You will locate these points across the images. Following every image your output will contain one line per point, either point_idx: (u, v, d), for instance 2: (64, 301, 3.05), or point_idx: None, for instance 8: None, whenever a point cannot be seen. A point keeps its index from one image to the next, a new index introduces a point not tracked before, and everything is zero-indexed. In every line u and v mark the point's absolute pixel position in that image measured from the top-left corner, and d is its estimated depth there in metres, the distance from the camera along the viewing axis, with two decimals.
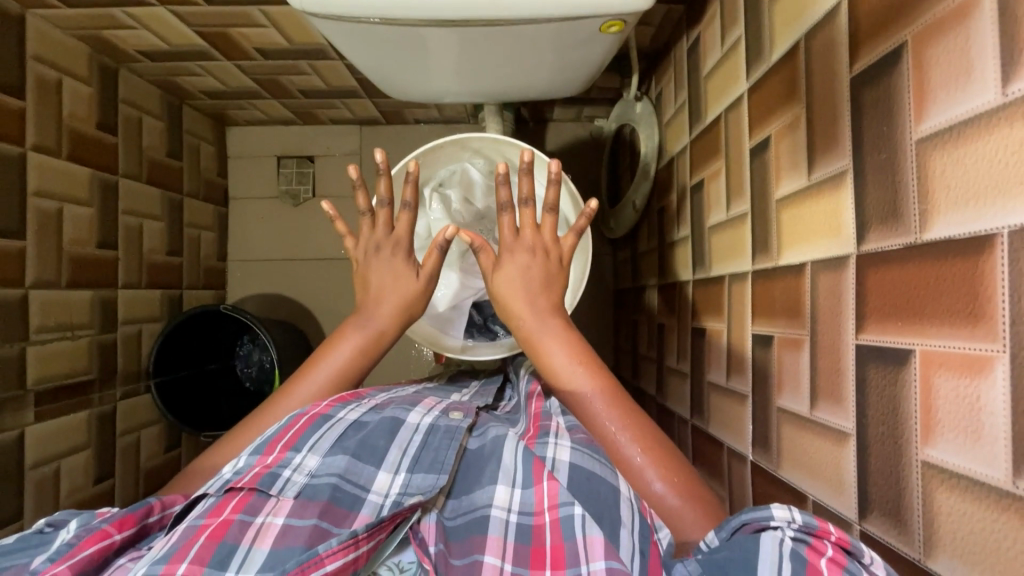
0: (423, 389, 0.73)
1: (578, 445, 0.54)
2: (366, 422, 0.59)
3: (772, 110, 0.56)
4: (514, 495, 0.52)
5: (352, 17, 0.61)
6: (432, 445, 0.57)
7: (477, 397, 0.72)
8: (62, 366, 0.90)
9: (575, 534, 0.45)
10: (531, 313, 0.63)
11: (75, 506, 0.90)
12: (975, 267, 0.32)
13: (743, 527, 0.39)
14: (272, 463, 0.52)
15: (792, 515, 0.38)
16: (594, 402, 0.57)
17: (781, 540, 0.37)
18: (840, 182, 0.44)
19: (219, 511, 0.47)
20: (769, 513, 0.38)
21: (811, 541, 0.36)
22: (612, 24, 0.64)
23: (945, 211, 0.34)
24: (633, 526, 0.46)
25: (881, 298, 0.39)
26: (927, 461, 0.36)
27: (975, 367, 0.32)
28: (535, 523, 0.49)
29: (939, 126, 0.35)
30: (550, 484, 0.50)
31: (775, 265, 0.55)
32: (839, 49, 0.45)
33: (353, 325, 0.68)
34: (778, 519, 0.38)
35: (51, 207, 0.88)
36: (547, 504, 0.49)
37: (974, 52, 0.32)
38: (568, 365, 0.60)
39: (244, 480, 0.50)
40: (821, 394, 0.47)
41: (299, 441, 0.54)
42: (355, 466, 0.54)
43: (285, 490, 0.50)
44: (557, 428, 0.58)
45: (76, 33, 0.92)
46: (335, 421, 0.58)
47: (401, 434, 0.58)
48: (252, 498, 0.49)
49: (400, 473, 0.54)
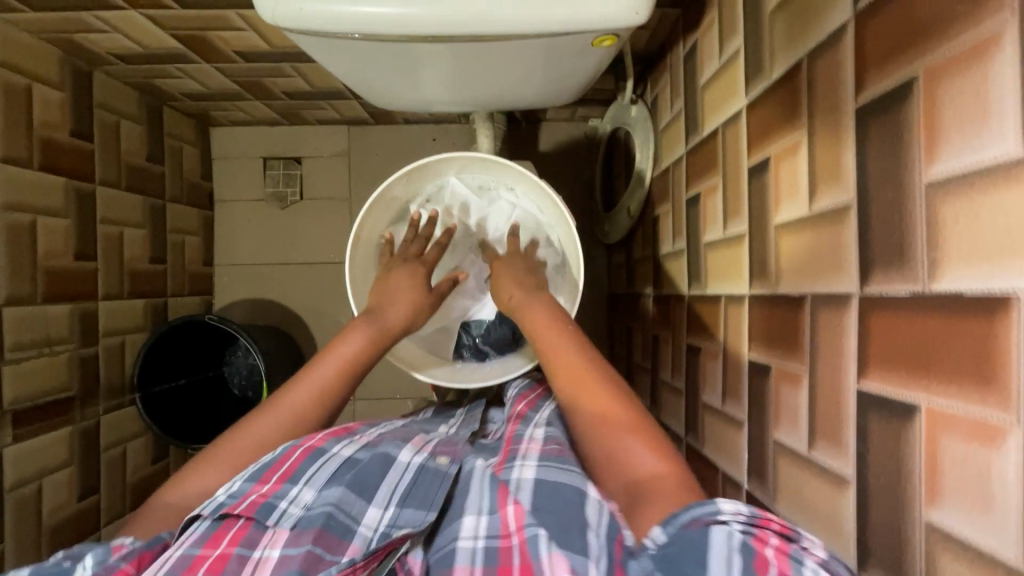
0: (410, 422, 0.72)
1: (543, 461, 0.54)
2: (361, 459, 0.57)
3: (773, 131, 0.53)
4: (481, 522, 0.50)
5: (331, 32, 0.58)
6: (422, 483, 0.55)
7: (463, 428, 0.71)
8: (42, 383, 0.87)
9: (540, 555, 0.43)
10: (520, 292, 0.70)
11: (60, 525, 0.88)
12: (988, 328, 0.30)
13: (687, 522, 0.39)
14: (269, 492, 0.52)
15: (738, 507, 0.39)
16: (570, 364, 0.59)
17: (730, 533, 0.37)
18: (842, 216, 0.42)
19: (215, 542, 0.48)
20: (716, 508, 0.39)
21: (756, 531, 0.38)
22: (605, 38, 0.61)
23: (956, 263, 0.32)
24: (600, 526, 0.45)
25: (886, 348, 0.38)
26: (930, 524, 0.34)
27: (987, 436, 0.30)
28: (502, 546, 0.48)
29: (950, 173, 0.33)
30: (516, 508, 0.48)
31: (773, 292, 0.53)
32: (844, 76, 0.42)
33: (359, 326, 0.66)
34: (726, 513, 0.39)
35: (24, 219, 0.85)
36: (514, 528, 0.47)
37: (992, 99, 0.30)
38: (549, 330, 0.63)
39: (240, 508, 0.50)
40: (819, 434, 0.45)
41: (295, 473, 0.53)
42: (349, 496, 0.52)
43: (282, 522, 0.50)
44: (524, 451, 0.57)
45: (44, 36, 0.87)
46: (329, 457, 0.56)
47: (392, 472, 0.55)
48: (250, 530, 0.49)
49: (390, 508, 0.52)
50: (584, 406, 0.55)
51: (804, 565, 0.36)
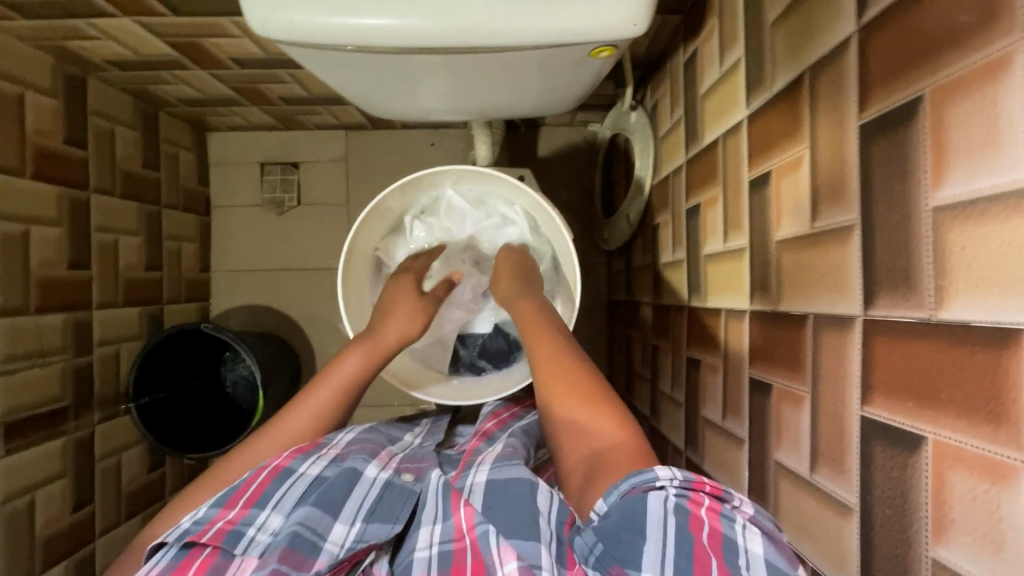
0: (376, 427, 0.71)
1: (495, 467, 0.56)
2: (327, 476, 0.55)
3: (775, 144, 0.52)
4: (435, 530, 0.51)
5: (324, 43, 0.56)
6: (387, 498, 0.54)
7: (428, 438, 0.71)
8: (35, 394, 0.86)
9: (491, 548, 0.45)
10: (509, 287, 0.70)
11: (53, 538, 0.87)
12: (998, 361, 0.29)
13: (628, 490, 0.42)
14: (236, 519, 0.50)
15: (675, 473, 0.42)
16: (546, 350, 0.60)
17: (665, 497, 0.41)
18: (846, 236, 0.41)
19: (182, 573, 0.47)
20: (653, 475, 0.42)
21: (690, 494, 0.42)
22: (603, 48, 0.59)
23: (964, 291, 0.31)
24: (550, 512, 0.49)
25: (890, 375, 0.36)
26: (937, 559, 0.33)
27: (997, 474, 0.29)
28: (455, 547, 0.48)
29: (958, 198, 0.31)
30: (467, 509, 0.50)
31: (775, 310, 0.52)
32: (848, 92, 0.41)
33: (365, 342, 0.66)
34: (663, 479, 0.42)
35: (16, 229, 0.84)
36: (466, 528, 0.49)
37: (1003, 123, 0.29)
38: (533, 319, 0.64)
39: (206, 536, 0.49)
40: (822, 458, 0.44)
41: (262, 497, 0.52)
42: (315, 513, 0.51)
43: (250, 550, 0.49)
44: (479, 461, 0.60)
45: (36, 43, 0.87)
46: (296, 477, 0.54)
47: (358, 488, 0.55)
48: (216, 559, 0.48)
49: (356, 523, 0.51)
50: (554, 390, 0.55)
51: (733, 521, 0.41)
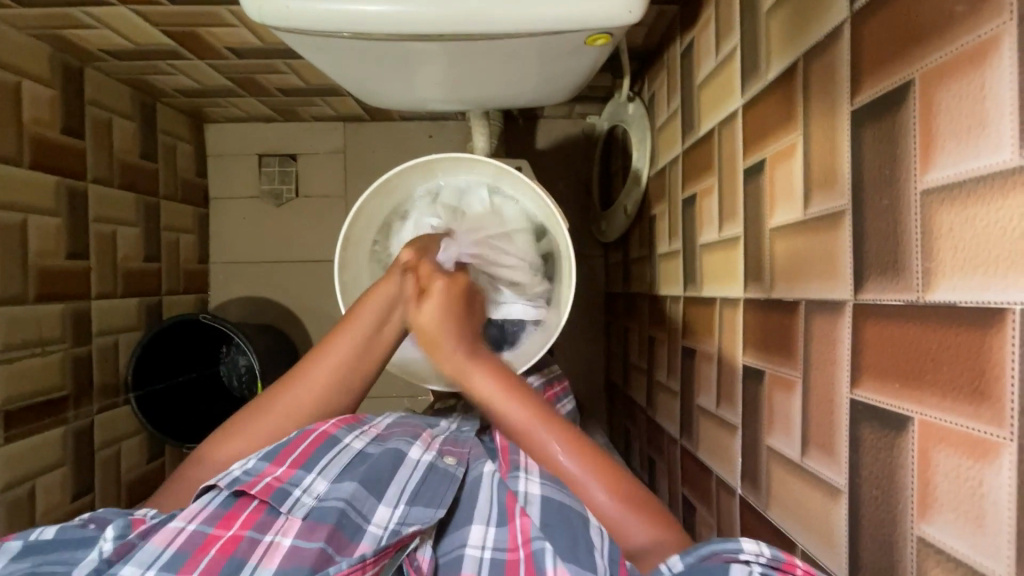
0: (406, 416, 0.72)
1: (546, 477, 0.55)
2: (370, 454, 0.57)
3: (769, 131, 0.52)
4: (488, 533, 0.52)
5: (320, 31, 0.57)
6: (431, 483, 0.55)
7: (466, 424, 0.72)
8: (34, 383, 0.87)
9: (547, 567, 0.46)
10: (457, 345, 0.60)
11: (54, 525, 0.88)
12: (982, 341, 0.29)
13: (707, 556, 0.39)
14: (283, 477, 0.52)
15: (760, 549, 0.38)
16: (529, 426, 0.54)
17: (750, 572, 0.37)
18: (837, 221, 0.41)
19: (229, 523, 0.48)
20: (738, 546, 0.38)
21: (778, 574, 0.37)
22: (599, 37, 0.60)
23: (950, 273, 0.32)
24: (603, 547, 0.47)
25: (879, 357, 0.37)
26: (923, 538, 0.34)
27: (979, 452, 0.30)
28: (507, 558, 0.50)
29: (946, 180, 0.32)
30: (523, 522, 0.51)
31: (768, 297, 0.52)
32: (839, 79, 0.42)
33: (331, 351, 0.61)
34: (746, 552, 0.38)
35: (14, 218, 0.84)
36: (521, 541, 0.50)
37: (989, 105, 0.29)
38: (495, 392, 0.57)
39: (255, 489, 0.50)
40: (812, 442, 0.44)
41: (309, 460, 0.53)
42: (361, 492, 0.52)
43: (295, 510, 0.50)
44: (526, 461, 0.58)
45: (34, 33, 0.87)
46: (342, 448, 0.56)
47: (403, 468, 0.56)
48: (262, 514, 0.49)
49: (400, 506, 0.52)
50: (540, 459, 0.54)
51: None
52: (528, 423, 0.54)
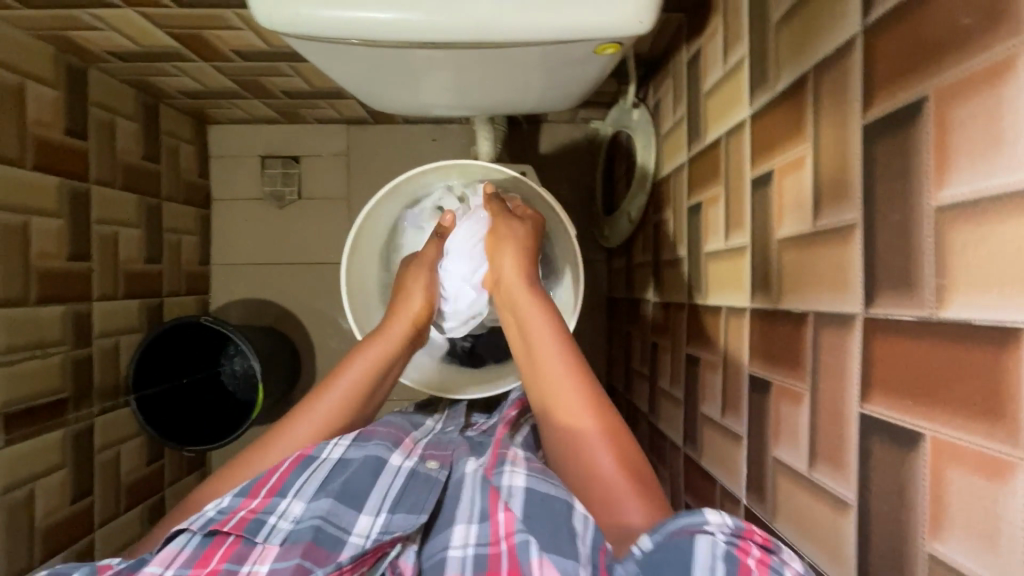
0: (393, 417, 0.71)
1: (533, 472, 0.54)
2: (350, 461, 0.57)
3: (778, 142, 0.52)
4: (470, 530, 0.52)
5: (328, 38, 0.56)
6: (413, 488, 0.56)
7: (451, 424, 0.74)
8: (35, 385, 0.86)
9: (531, 560, 0.46)
10: (522, 297, 0.65)
11: (52, 528, 0.87)
12: (997, 361, 0.29)
13: (675, 530, 0.40)
14: (258, 507, 0.52)
15: (723, 519, 0.40)
16: (569, 383, 0.57)
17: (714, 542, 0.39)
18: (848, 235, 0.41)
19: (206, 561, 0.48)
20: (703, 518, 0.40)
21: (739, 543, 0.39)
22: (607, 46, 0.60)
23: (965, 290, 0.31)
24: (586, 534, 0.46)
25: (890, 372, 0.37)
26: (934, 554, 0.34)
27: (992, 471, 0.30)
28: (490, 552, 0.49)
29: (961, 197, 0.32)
30: (506, 515, 0.50)
31: (775, 308, 0.52)
32: (851, 93, 0.42)
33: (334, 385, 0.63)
34: (712, 524, 0.39)
35: (16, 220, 0.84)
36: (503, 533, 0.50)
37: (1007, 123, 0.29)
38: (548, 343, 0.60)
39: (229, 525, 0.50)
40: (820, 455, 0.44)
41: (284, 486, 0.53)
42: (338, 507, 0.53)
43: (271, 537, 0.50)
44: (513, 457, 0.57)
45: (38, 34, 0.86)
46: (319, 463, 0.56)
47: (384, 476, 0.56)
48: (239, 547, 0.50)
49: (382, 513, 0.52)
50: (563, 418, 0.56)
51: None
52: (569, 376, 0.57)
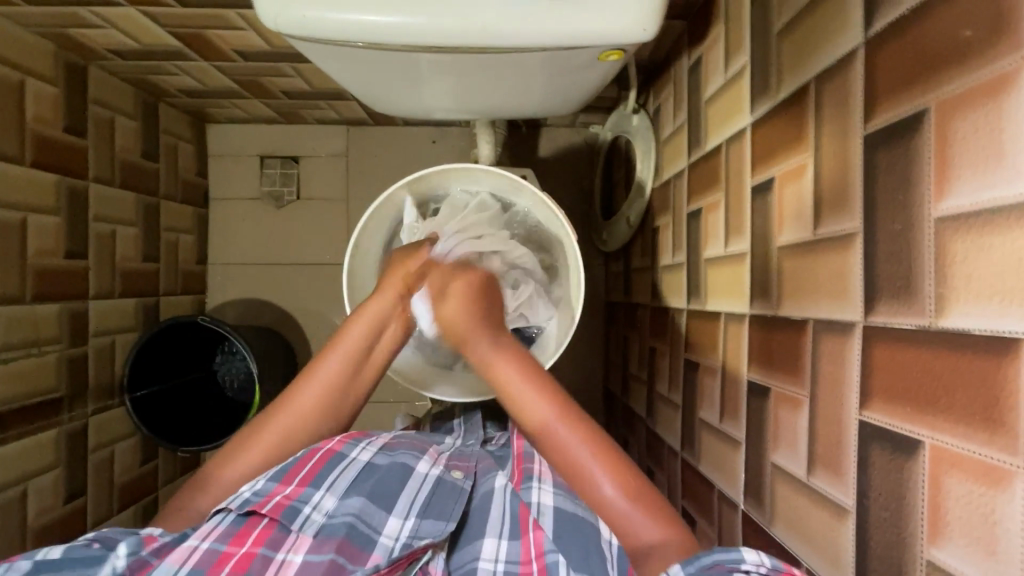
0: (409, 433, 0.69)
1: (561, 490, 0.56)
2: (377, 466, 0.57)
3: (778, 150, 0.53)
4: (501, 545, 0.53)
5: (334, 40, 0.57)
6: (439, 495, 0.56)
7: (470, 438, 0.73)
8: (30, 384, 0.86)
9: None
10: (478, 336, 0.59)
11: (45, 528, 0.86)
12: (997, 370, 0.30)
13: (709, 565, 0.38)
14: (292, 495, 0.52)
15: (761, 558, 0.38)
16: (541, 417, 0.54)
17: None
18: (847, 244, 0.42)
19: (241, 541, 0.49)
20: (740, 555, 0.38)
21: None
22: (611, 53, 0.60)
23: (963, 299, 0.32)
24: (613, 559, 0.49)
25: (890, 380, 0.37)
26: (932, 561, 0.34)
27: (991, 479, 0.30)
28: (521, 571, 0.50)
29: (961, 209, 0.32)
30: (537, 535, 0.52)
31: (775, 315, 0.52)
32: (852, 104, 0.42)
33: (297, 403, 0.59)
34: (748, 563, 0.38)
35: (14, 216, 0.83)
36: (535, 553, 0.51)
37: (1007, 137, 0.30)
38: (513, 376, 0.56)
39: (266, 508, 0.50)
40: (819, 462, 0.45)
41: (317, 478, 0.54)
42: (370, 507, 0.53)
43: (306, 527, 0.51)
44: (540, 472, 0.59)
45: (39, 30, 0.86)
46: (349, 462, 0.57)
47: (411, 482, 0.56)
48: (273, 531, 0.50)
49: (410, 519, 0.53)
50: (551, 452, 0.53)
51: None
52: (539, 409, 0.54)
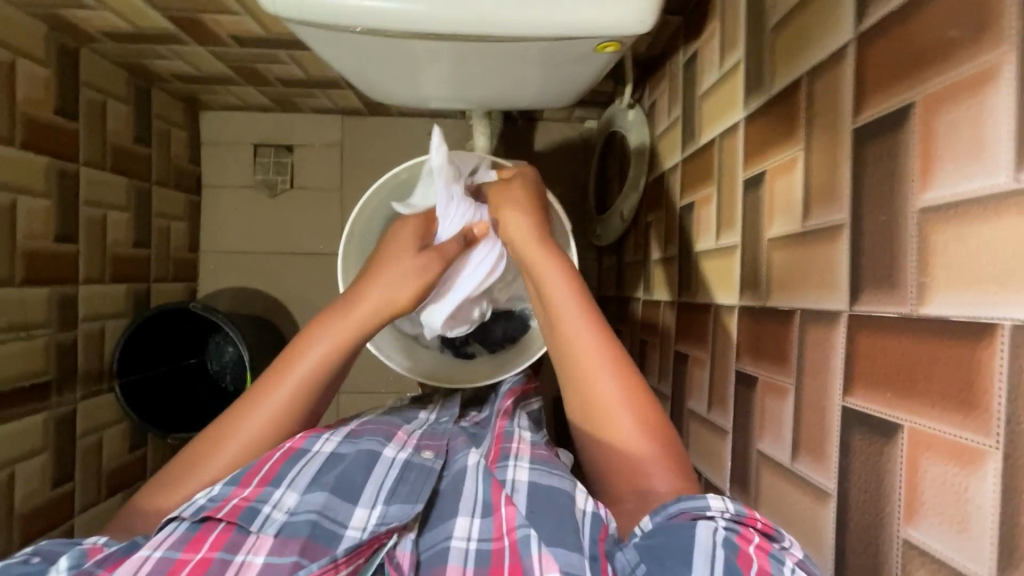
0: (380, 414, 0.69)
1: (534, 466, 0.56)
2: (342, 455, 0.58)
3: (770, 144, 0.54)
4: (473, 523, 0.52)
5: (333, 25, 0.57)
6: (408, 478, 0.56)
7: (444, 413, 0.73)
8: (19, 368, 0.85)
9: (530, 554, 0.46)
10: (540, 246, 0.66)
11: (33, 513, 0.85)
12: (972, 355, 0.31)
13: (677, 514, 0.42)
14: (251, 496, 0.52)
15: (726, 504, 0.41)
16: (583, 339, 0.59)
17: (716, 528, 0.40)
18: (835, 235, 0.43)
19: (196, 547, 0.48)
20: (706, 503, 0.41)
21: (741, 529, 0.40)
22: (608, 45, 0.61)
23: (943, 288, 0.33)
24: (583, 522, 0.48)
25: (872, 365, 0.38)
26: (909, 540, 0.35)
27: (965, 458, 0.31)
28: (494, 547, 0.49)
29: (944, 200, 0.33)
30: (509, 510, 0.50)
31: (763, 305, 0.54)
32: (842, 98, 0.43)
33: (276, 388, 0.59)
34: (713, 509, 0.41)
35: (3, 198, 0.82)
36: (507, 528, 0.50)
37: (988, 129, 0.31)
38: (563, 295, 0.62)
39: (222, 512, 0.50)
40: (802, 447, 0.46)
41: (277, 476, 0.54)
42: (334, 502, 0.53)
43: (265, 527, 0.51)
44: (515, 451, 0.58)
45: (31, 10, 0.85)
46: (311, 457, 0.56)
47: (378, 468, 0.56)
48: (232, 535, 0.50)
49: (377, 506, 0.53)
50: (585, 377, 0.57)
51: (782, 563, 0.38)
52: (582, 331, 0.59)
